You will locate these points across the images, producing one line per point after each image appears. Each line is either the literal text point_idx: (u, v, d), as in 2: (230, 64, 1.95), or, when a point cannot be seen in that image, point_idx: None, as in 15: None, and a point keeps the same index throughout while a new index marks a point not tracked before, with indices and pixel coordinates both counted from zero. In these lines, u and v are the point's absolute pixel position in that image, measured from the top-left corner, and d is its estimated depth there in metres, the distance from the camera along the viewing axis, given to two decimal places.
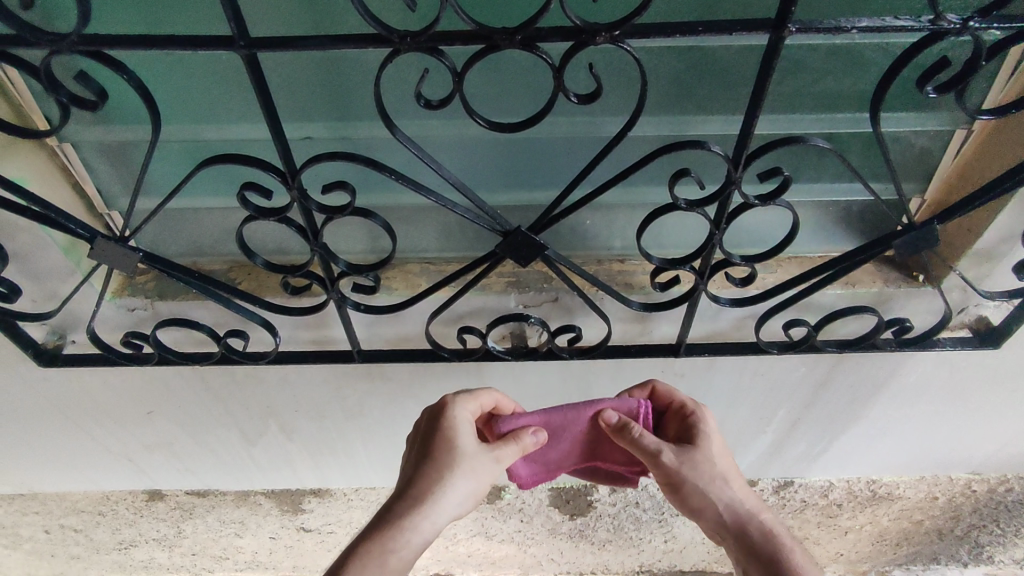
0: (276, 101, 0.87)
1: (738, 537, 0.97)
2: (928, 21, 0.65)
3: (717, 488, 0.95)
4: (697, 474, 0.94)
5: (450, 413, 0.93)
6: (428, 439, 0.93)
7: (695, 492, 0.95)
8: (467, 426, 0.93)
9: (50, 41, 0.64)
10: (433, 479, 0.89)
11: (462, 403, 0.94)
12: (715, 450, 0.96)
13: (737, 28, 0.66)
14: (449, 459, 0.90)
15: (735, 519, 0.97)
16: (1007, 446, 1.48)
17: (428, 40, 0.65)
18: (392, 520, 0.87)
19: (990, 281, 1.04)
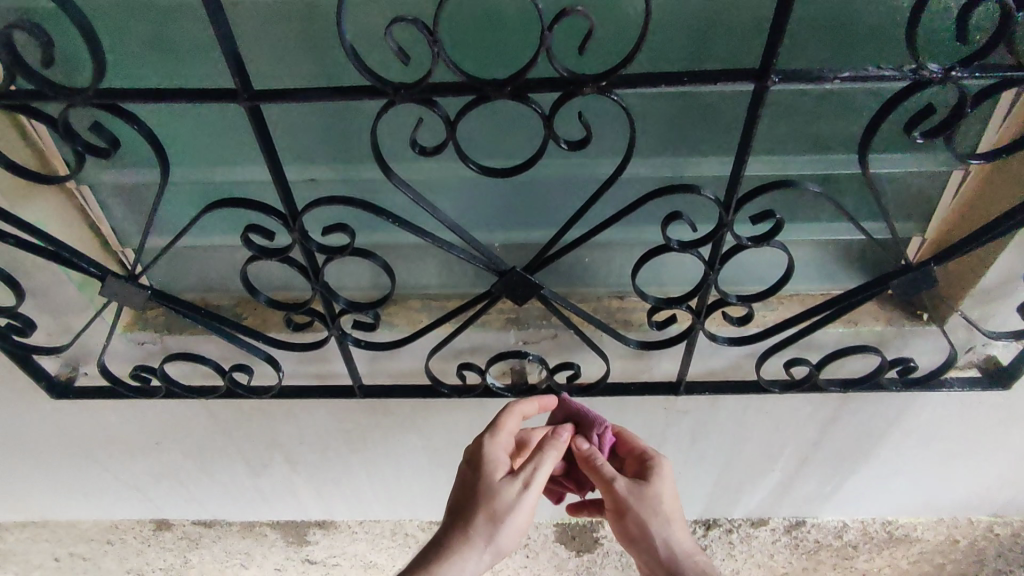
0: (282, 147, 0.91)
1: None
2: (912, 71, 0.66)
3: (671, 533, 0.94)
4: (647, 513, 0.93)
5: (485, 454, 0.91)
6: (467, 479, 0.91)
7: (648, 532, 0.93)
8: (502, 466, 0.90)
9: (68, 95, 0.68)
10: (468, 523, 0.87)
11: (489, 439, 0.92)
12: (669, 495, 0.94)
13: (722, 78, 0.68)
14: (483, 509, 0.87)
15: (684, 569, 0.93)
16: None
17: (422, 91, 0.68)
18: (428, 566, 0.84)
19: (997, 320, 1.03)
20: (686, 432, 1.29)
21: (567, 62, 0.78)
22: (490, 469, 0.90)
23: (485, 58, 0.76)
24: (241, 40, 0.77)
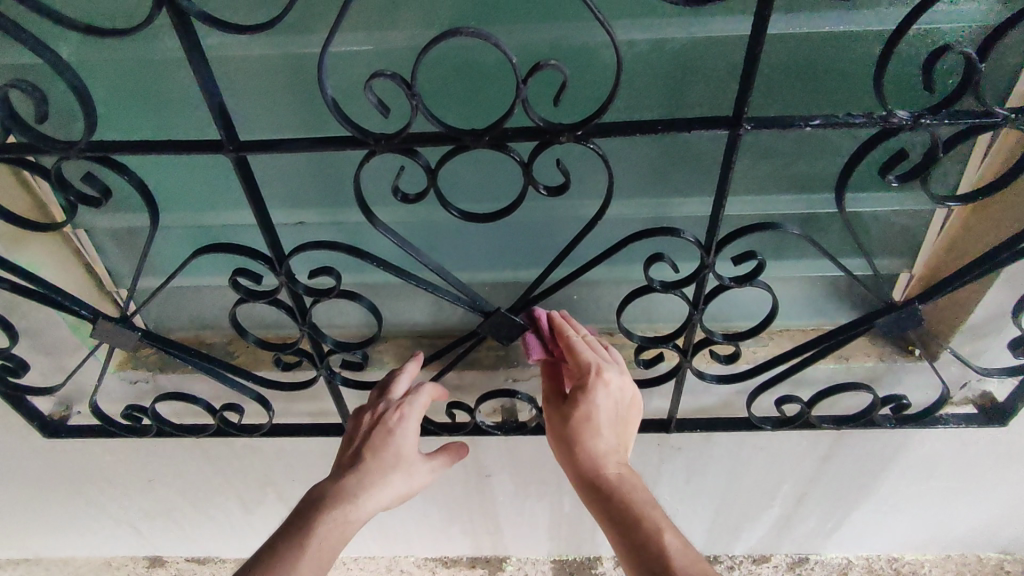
0: (272, 192, 0.92)
1: (611, 513, 0.83)
2: (881, 117, 0.67)
3: (599, 448, 0.86)
4: (574, 421, 0.87)
5: (404, 424, 0.90)
6: (369, 430, 0.91)
7: (575, 443, 0.87)
8: (415, 428, 0.91)
9: (60, 149, 0.70)
10: (367, 470, 0.87)
11: (403, 401, 0.91)
12: (601, 410, 0.86)
13: (695, 126, 0.69)
14: (388, 461, 0.88)
15: (608, 490, 0.84)
16: None
17: (402, 141, 0.70)
18: (326, 512, 0.82)
19: (989, 357, 1.02)
20: (681, 468, 1.28)
21: (541, 109, 0.82)
22: (396, 427, 0.90)
23: (464, 109, 0.79)
24: (229, 93, 0.80)
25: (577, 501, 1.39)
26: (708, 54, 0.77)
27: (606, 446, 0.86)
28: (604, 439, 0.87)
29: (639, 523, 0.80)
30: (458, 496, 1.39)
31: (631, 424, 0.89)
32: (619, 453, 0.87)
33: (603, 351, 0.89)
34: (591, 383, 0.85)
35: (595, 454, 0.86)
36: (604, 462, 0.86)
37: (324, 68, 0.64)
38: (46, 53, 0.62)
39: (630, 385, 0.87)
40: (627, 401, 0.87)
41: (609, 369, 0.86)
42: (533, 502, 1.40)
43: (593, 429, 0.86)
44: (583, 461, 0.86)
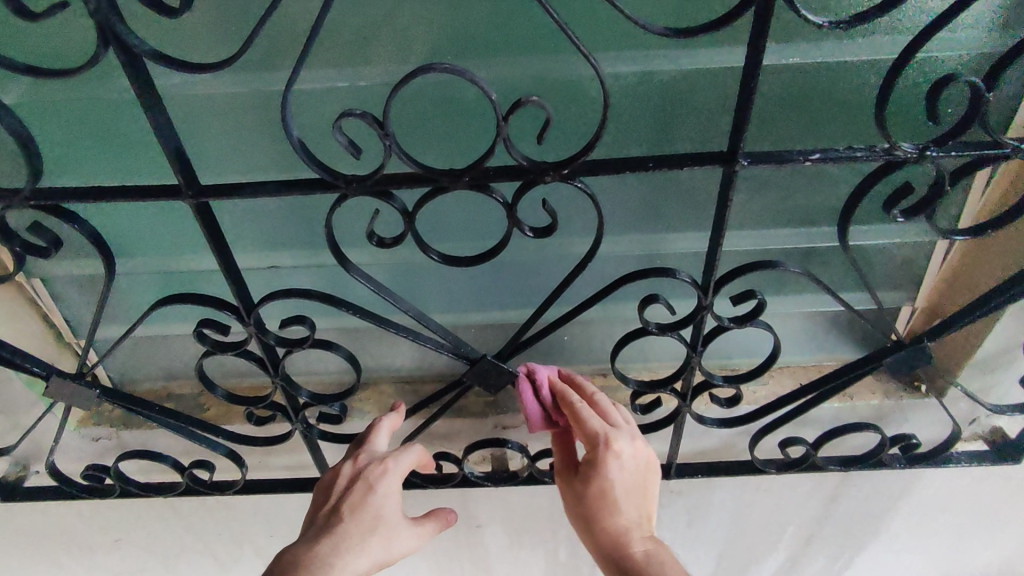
0: (243, 236, 0.87)
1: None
2: (884, 150, 0.64)
3: (619, 523, 0.77)
4: (588, 496, 0.78)
5: (385, 482, 0.84)
6: (347, 487, 0.84)
7: (592, 519, 0.78)
8: (396, 487, 0.85)
9: (4, 197, 0.65)
10: (343, 534, 0.79)
11: (387, 455, 0.86)
12: (617, 481, 0.77)
13: (689, 162, 0.65)
14: (366, 522, 0.81)
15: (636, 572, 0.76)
16: None
17: (375, 184, 0.65)
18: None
19: (999, 392, 0.97)
20: (681, 513, 1.22)
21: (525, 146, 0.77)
22: (377, 484, 0.83)
23: (443, 144, 0.76)
24: (193, 134, 0.75)
25: (572, 550, 1.31)
26: (697, 85, 0.73)
27: (627, 520, 0.78)
28: (622, 512, 0.78)
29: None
30: (447, 548, 1.31)
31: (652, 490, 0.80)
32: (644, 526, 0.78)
33: (612, 413, 0.80)
34: (603, 457, 0.77)
35: (617, 531, 0.77)
36: (627, 539, 0.77)
37: (288, 109, 0.60)
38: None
39: (644, 450, 0.79)
40: (645, 468, 0.78)
41: (620, 435, 0.78)
42: (527, 552, 1.32)
43: (610, 502, 0.78)
44: (605, 540, 0.77)
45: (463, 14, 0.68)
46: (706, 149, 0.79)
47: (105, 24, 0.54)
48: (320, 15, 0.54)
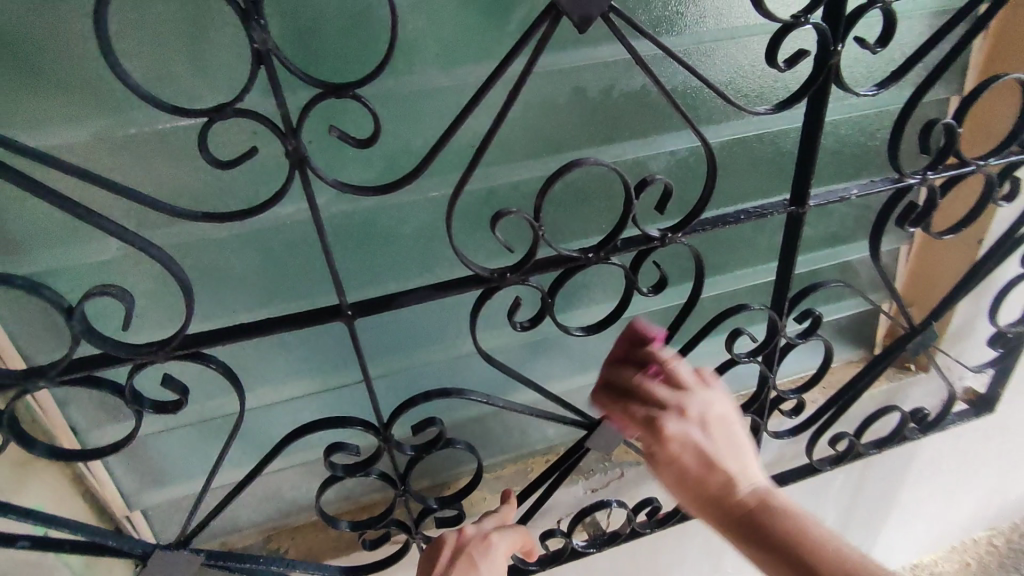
0: (331, 356, 0.87)
1: (773, 552, 0.68)
2: (898, 180, 0.82)
3: (717, 492, 0.73)
4: (676, 477, 0.75)
5: (490, 556, 0.84)
6: (447, 562, 0.82)
7: (689, 494, 0.75)
8: (498, 563, 0.84)
9: (146, 352, 0.60)
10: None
11: (490, 533, 0.86)
12: (688, 454, 0.74)
13: (769, 211, 0.77)
14: None
15: (753, 526, 0.70)
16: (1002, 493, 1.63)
17: (522, 274, 0.70)
18: None
19: (970, 356, 1.20)
20: None
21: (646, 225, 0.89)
22: (481, 561, 0.83)
23: (581, 230, 0.85)
24: (302, 256, 0.75)
25: None
26: (732, 152, 0.89)
27: (727, 481, 0.73)
28: (720, 478, 0.73)
29: (822, 573, 0.64)
30: None
31: (740, 443, 0.76)
32: (747, 481, 0.73)
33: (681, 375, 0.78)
34: (667, 440, 0.75)
35: (715, 498, 0.73)
36: (734, 499, 0.72)
37: (451, 216, 0.62)
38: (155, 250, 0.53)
39: (716, 406, 0.77)
40: (727, 426, 0.76)
41: (689, 401, 0.76)
42: None
43: (701, 474, 0.74)
44: (721, 522, 0.72)
45: (556, 114, 0.77)
46: (739, 203, 0.94)
47: (294, 162, 0.55)
48: (493, 128, 0.58)
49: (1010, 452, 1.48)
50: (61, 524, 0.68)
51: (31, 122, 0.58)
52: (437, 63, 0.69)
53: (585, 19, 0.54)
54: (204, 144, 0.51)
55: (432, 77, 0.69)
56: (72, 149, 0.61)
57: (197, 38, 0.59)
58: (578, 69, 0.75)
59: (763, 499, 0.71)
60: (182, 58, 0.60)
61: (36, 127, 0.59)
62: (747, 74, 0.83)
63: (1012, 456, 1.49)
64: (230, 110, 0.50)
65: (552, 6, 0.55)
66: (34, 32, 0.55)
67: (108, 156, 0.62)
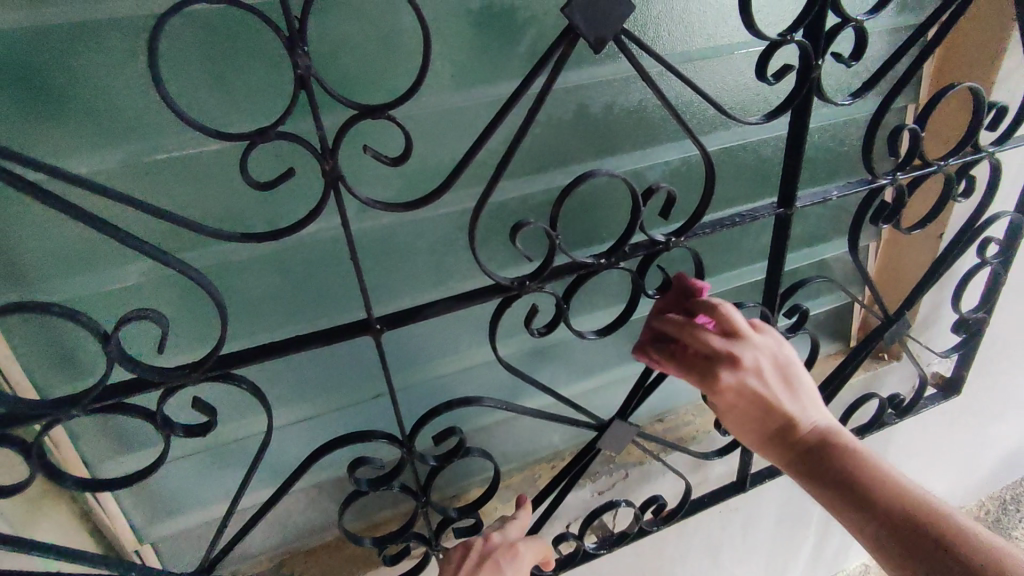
0: (348, 374, 0.87)
1: (837, 481, 0.75)
2: (872, 180, 0.89)
3: (778, 430, 0.80)
4: (740, 417, 0.81)
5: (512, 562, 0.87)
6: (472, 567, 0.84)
7: (753, 431, 0.82)
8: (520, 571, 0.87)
9: (179, 375, 0.60)
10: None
11: (516, 542, 0.89)
12: (749, 401, 0.80)
13: (762, 212, 0.83)
14: None
15: (818, 457, 0.77)
16: (964, 473, 1.75)
17: (540, 280, 0.72)
18: None
19: (936, 342, 1.30)
20: (739, 529, 1.35)
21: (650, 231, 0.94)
22: (505, 568, 0.86)
23: (591, 237, 0.89)
24: (321, 275, 0.76)
25: None
26: (721, 161, 0.95)
27: (789, 421, 0.79)
28: (782, 417, 0.80)
29: (884, 499, 0.71)
30: None
31: (800, 382, 0.82)
32: (807, 419, 0.80)
33: (734, 324, 0.80)
34: (725, 389, 0.78)
35: (778, 435, 0.80)
36: (797, 435, 0.79)
37: (474, 229, 0.65)
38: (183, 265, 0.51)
39: (772, 352, 0.81)
40: (783, 370, 0.81)
41: (744, 350, 0.79)
42: None
43: (764, 414, 0.80)
44: (784, 455, 0.80)
45: (560, 130, 0.82)
46: (728, 208, 1.00)
47: (329, 181, 0.57)
48: (515, 145, 0.62)
49: (969, 432, 1.60)
50: (81, 559, 0.65)
51: (61, 151, 0.59)
52: (451, 85, 0.72)
53: (600, 41, 0.60)
54: (244, 166, 0.52)
55: (446, 98, 0.73)
56: (100, 175, 0.61)
57: (225, 68, 0.61)
58: (581, 88, 0.80)
59: (822, 435, 0.79)
60: (211, 88, 0.61)
61: (65, 155, 0.60)
62: (731, 89, 0.90)
63: (970, 436, 1.61)
64: (272, 133, 0.52)
65: (569, 31, 0.60)
66: (66, 63, 0.56)
67: (134, 183, 0.63)
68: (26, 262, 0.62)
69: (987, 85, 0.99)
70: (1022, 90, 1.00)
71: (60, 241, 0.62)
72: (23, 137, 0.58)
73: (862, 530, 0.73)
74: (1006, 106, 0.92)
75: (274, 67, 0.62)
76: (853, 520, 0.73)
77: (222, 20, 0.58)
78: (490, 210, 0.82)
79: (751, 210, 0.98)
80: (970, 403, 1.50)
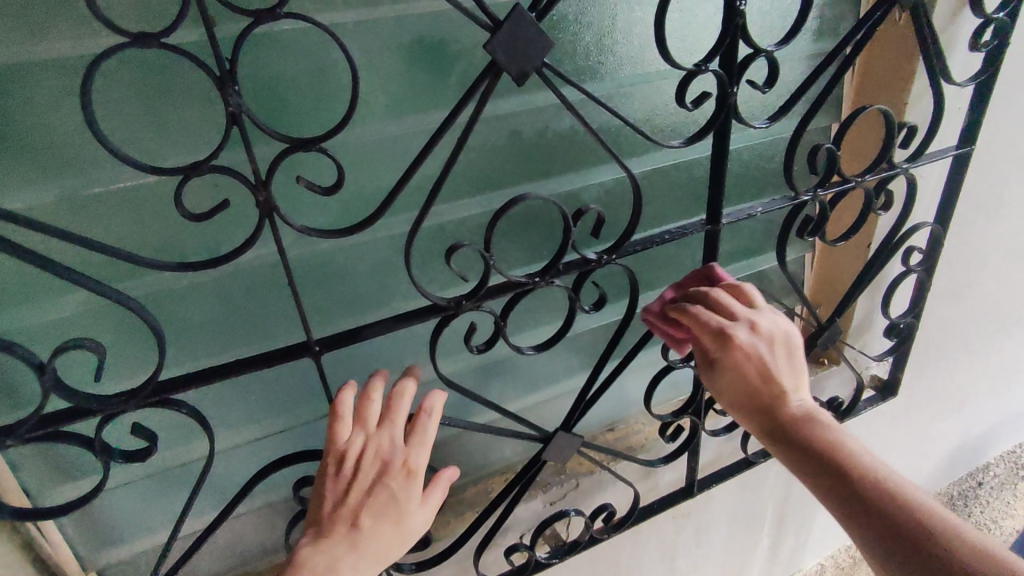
0: (296, 394, 0.88)
1: (824, 462, 0.73)
2: (793, 197, 0.94)
3: (769, 401, 0.79)
4: (732, 380, 0.80)
5: (389, 436, 0.72)
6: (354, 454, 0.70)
7: (743, 396, 0.80)
8: (408, 447, 0.73)
9: (115, 403, 0.61)
10: (367, 549, 0.68)
11: (396, 416, 0.73)
12: (750, 361, 0.79)
13: (689, 229, 0.87)
14: (386, 494, 0.70)
15: (803, 433, 0.76)
16: (911, 470, 1.82)
17: (475, 300, 0.75)
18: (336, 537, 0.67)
19: (871, 346, 1.36)
20: (693, 533, 1.39)
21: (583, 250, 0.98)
22: (401, 493, 0.71)
23: (525, 257, 0.93)
24: (264, 299, 0.78)
25: None
26: (655, 179, 1.00)
27: (781, 394, 0.79)
28: (774, 391, 0.79)
29: (861, 484, 0.70)
30: None
31: (799, 364, 0.82)
32: (798, 398, 0.79)
33: (751, 300, 0.85)
34: (736, 347, 0.79)
35: (767, 407, 0.79)
36: (785, 411, 0.78)
37: (409, 253, 0.68)
38: (117, 296, 0.55)
39: (784, 329, 0.82)
40: (789, 347, 0.81)
41: (761, 317, 0.82)
42: None
43: (758, 383, 0.79)
44: (767, 426, 0.79)
45: (496, 154, 0.85)
46: (664, 223, 1.05)
47: (263, 212, 0.59)
48: (445, 170, 0.65)
49: (911, 430, 1.67)
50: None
51: None
52: (386, 114, 0.75)
53: (521, 74, 0.63)
54: (178, 201, 0.54)
55: (382, 127, 0.76)
56: (35, 209, 0.63)
57: (159, 103, 0.62)
58: (515, 114, 0.84)
59: (809, 413, 0.78)
60: (143, 122, 0.63)
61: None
62: (661, 113, 0.95)
63: (913, 434, 1.69)
64: (206, 167, 0.55)
65: (492, 64, 0.63)
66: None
67: (71, 215, 0.64)
68: None
69: (899, 106, 1.06)
70: (931, 110, 1.07)
71: None
72: None
73: (833, 507, 0.72)
74: (916, 127, 0.98)
75: (208, 101, 0.64)
76: (825, 496, 0.72)
77: (153, 57, 0.60)
78: (430, 231, 0.86)
79: (682, 227, 1.02)
80: (910, 403, 1.58)
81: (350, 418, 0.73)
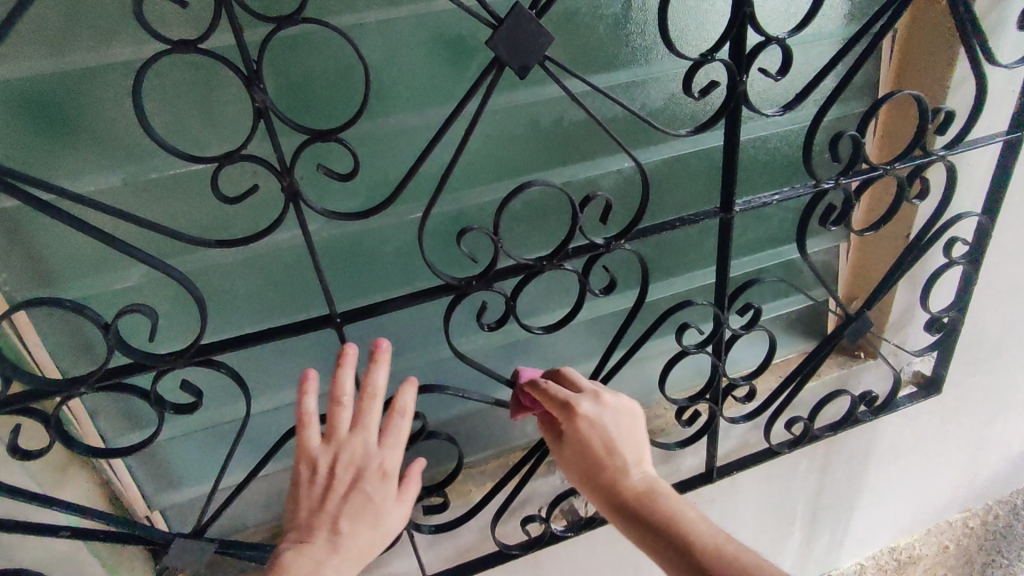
0: (329, 364, 0.97)
1: (656, 531, 0.77)
2: (814, 186, 0.92)
3: (607, 472, 0.83)
4: (576, 454, 0.85)
5: (360, 444, 0.73)
6: (326, 467, 0.72)
7: (581, 472, 0.85)
8: (387, 453, 0.74)
9: (165, 360, 0.71)
10: (347, 553, 0.70)
11: (364, 426, 0.74)
12: (592, 429, 0.85)
13: (700, 216, 0.88)
14: (362, 501, 0.72)
15: (641, 500, 0.80)
16: (968, 474, 1.74)
17: (485, 280, 0.80)
18: (314, 545, 0.70)
19: (912, 341, 1.32)
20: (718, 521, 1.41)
21: (591, 236, 1.02)
22: (375, 496, 0.73)
23: (532, 241, 0.98)
24: (299, 274, 0.86)
25: None
26: (673, 166, 1.01)
27: (620, 467, 0.83)
28: (611, 462, 0.83)
29: (689, 550, 0.73)
30: None
31: (642, 436, 0.86)
32: (637, 472, 0.83)
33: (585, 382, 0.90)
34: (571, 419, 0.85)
35: (607, 480, 0.83)
36: (619, 481, 0.82)
37: (423, 237, 0.72)
38: (166, 265, 0.62)
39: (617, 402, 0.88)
40: (630, 418, 0.87)
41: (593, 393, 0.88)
42: None
43: (596, 454, 0.84)
44: (606, 495, 0.83)
45: (513, 142, 0.90)
46: (686, 210, 1.06)
47: (288, 195, 0.66)
48: (452, 160, 0.68)
49: (964, 432, 1.60)
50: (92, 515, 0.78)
51: (70, 173, 0.71)
52: (407, 107, 0.81)
53: (523, 67, 0.67)
54: (214, 184, 0.61)
55: (404, 118, 0.82)
56: (105, 191, 0.73)
57: (206, 97, 0.71)
58: (533, 104, 0.88)
59: (647, 486, 0.81)
60: (189, 113, 0.71)
61: (75, 174, 0.71)
62: (678, 101, 0.96)
63: (967, 435, 1.61)
64: (237, 155, 0.61)
65: (496, 58, 0.67)
66: (76, 98, 0.68)
67: (133, 197, 0.74)
68: (49, 261, 0.74)
69: (936, 90, 1.02)
70: (972, 95, 1.02)
71: (74, 247, 0.74)
72: (40, 158, 0.69)
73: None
74: (954, 111, 0.93)
75: (245, 96, 0.73)
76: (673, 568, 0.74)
77: (198, 58, 0.69)
78: (451, 216, 0.92)
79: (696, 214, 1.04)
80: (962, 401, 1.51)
81: (324, 428, 0.74)
